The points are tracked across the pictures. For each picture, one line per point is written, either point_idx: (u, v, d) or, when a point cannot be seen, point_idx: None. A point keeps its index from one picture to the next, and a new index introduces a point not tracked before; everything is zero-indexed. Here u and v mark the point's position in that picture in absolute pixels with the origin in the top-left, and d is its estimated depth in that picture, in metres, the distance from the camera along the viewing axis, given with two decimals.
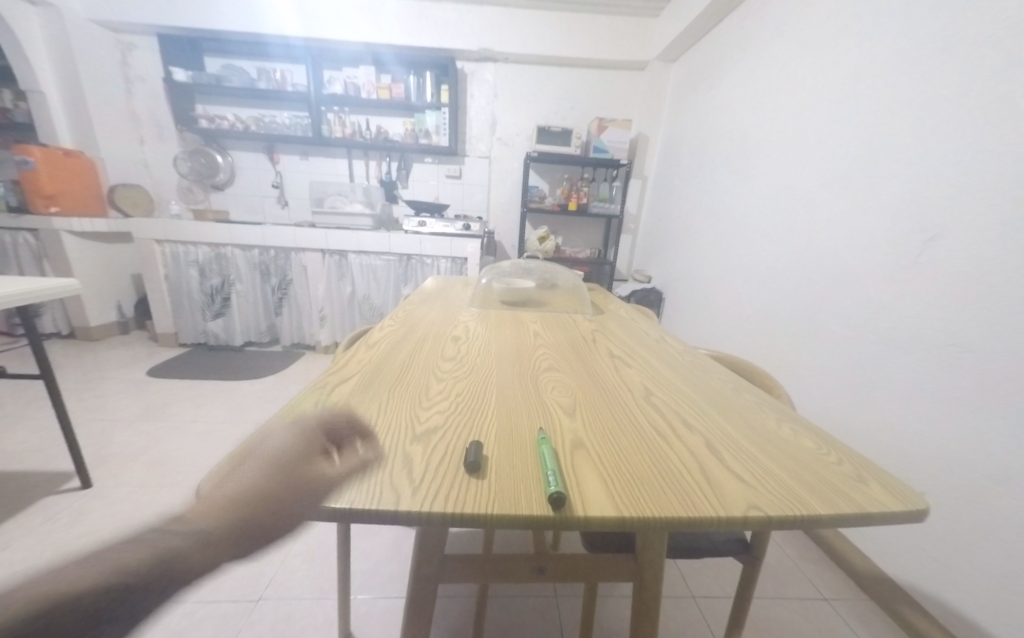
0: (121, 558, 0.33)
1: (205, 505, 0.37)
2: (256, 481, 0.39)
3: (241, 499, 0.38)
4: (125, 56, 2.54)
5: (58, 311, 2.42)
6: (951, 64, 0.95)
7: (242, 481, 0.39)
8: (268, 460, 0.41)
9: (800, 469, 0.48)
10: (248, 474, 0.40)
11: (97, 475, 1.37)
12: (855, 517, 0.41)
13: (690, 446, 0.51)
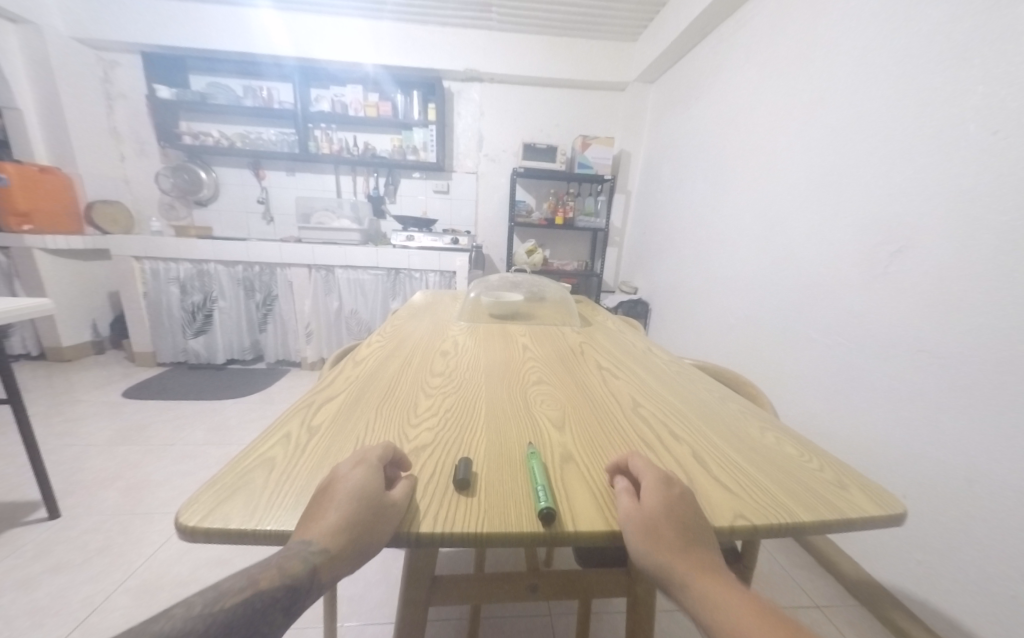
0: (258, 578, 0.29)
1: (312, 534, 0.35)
2: (355, 508, 0.38)
3: (352, 524, 0.37)
4: (107, 73, 2.53)
5: (29, 331, 2.33)
6: (909, 86, 1.01)
7: (337, 508, 0.38)
8: (352, 488, 0.40)
9: (784, 477, 0.48)
10: (340, 504, 0.38)
11: (66, 503, 1.31)
12: (838, 523, 0.42)
13: (677, 456, 0.51)
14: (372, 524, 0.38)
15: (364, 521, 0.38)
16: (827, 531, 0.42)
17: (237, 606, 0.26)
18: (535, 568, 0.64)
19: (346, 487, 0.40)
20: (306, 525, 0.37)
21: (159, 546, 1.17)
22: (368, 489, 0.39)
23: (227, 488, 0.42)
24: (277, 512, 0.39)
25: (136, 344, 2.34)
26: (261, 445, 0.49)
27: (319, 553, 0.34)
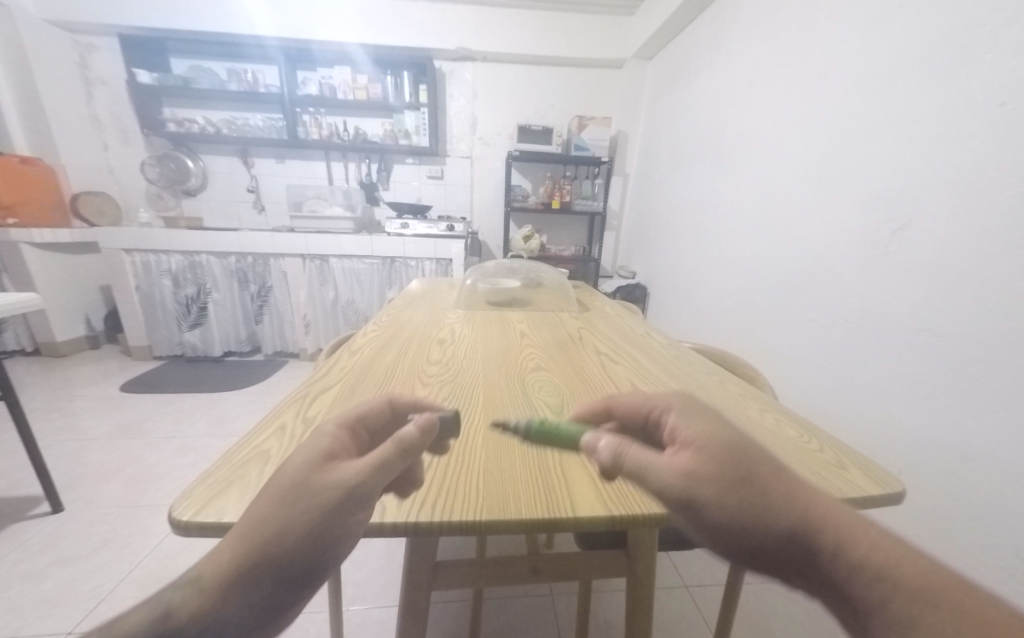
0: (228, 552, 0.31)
1: (312, 473, 0.34)
2: (307, 477, 0.34)
3: (306, 497, 0.33)
4: (84, 58, 2.44)
5: (22, 327, 2.31)
6: (914, 58, 0.98)
7: (324, 442, 0.37)
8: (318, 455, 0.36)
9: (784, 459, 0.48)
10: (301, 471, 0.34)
11: (70, 496, 1.31)
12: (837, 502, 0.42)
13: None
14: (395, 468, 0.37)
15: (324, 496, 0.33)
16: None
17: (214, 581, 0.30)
18: (535, 552, 0.64)
19: (333, 425, 0.39)
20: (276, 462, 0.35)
21: (163, 537, 1.18)
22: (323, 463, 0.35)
23: (222, 482, 0.41)
24: None
25: (131, 337, 2.32)
26: (257, 436, 0.48)
27: (341, 494, 0.34)
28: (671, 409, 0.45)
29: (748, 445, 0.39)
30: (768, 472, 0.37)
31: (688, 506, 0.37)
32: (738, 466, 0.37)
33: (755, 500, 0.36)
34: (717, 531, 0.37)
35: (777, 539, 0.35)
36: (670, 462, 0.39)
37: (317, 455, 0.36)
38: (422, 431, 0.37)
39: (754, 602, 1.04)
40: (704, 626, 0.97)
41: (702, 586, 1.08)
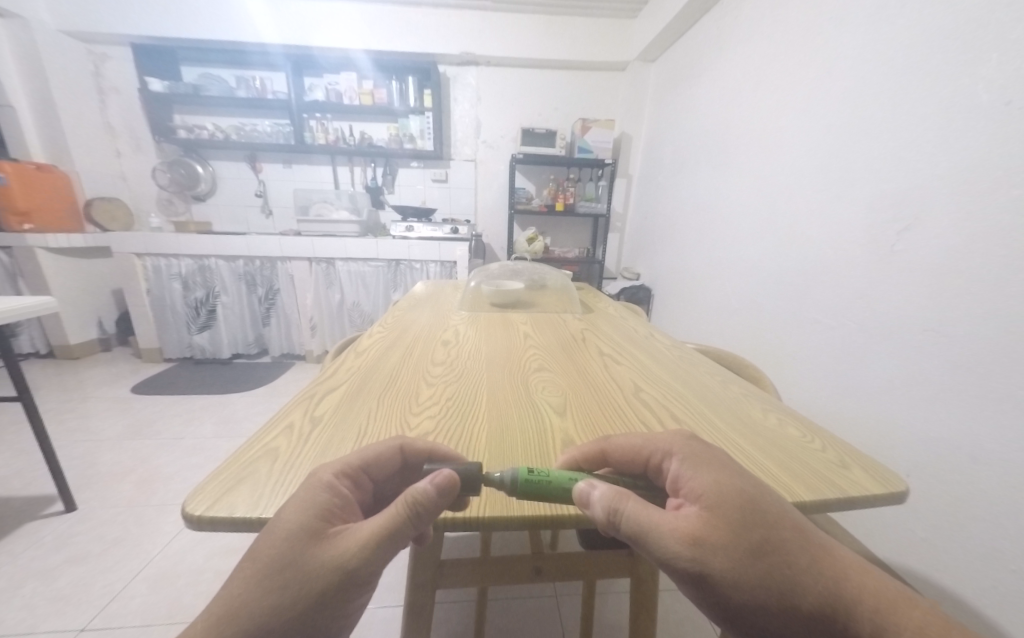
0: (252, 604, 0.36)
1: (316, 543, 0.38)
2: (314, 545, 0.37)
3: (313, 566, 0.37)
4: (98, 67, 2.50)
5: (37, 330, 2.36)
6: (919, 57, 0.98)
7: (316, 504, 0.39)
8: (320, 518, 0.39)
9: (786, 459, 0.48)
10: (307, 538, 0.37)
11: (82, 496, 1.34)
12: (841, 504, 0.42)
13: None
14: (395, 540, 0.39)
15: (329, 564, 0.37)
16: (829, 510, 0.43)
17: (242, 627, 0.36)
18: (538, 552, 0.64)
19: (330, 476, 0.41)
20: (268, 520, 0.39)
21: (173, 537, 1.20)
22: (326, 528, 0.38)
23: (232, 478, 0.42)
24: (279, 497, 0.40)
25: (142, 340, 2.36)
26: (265, 435, 0.49)
27: (335, 571, 0.37)
28: (673, 451, 0.44)
29: (767, 505, 0.39)
30: (790, 540, 0.37)
31: (701, 578, 0.37)
32: (758, 534, 0.37)
33: (778, 574, 0.36)
34: (734, 606, 0.37)
35: (800, 617, 0.36)
36: (679, 527, 0.38)
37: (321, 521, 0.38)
38: (432, 493, 0.38)
39: None
40: (709, 628, 0.96)
41: None
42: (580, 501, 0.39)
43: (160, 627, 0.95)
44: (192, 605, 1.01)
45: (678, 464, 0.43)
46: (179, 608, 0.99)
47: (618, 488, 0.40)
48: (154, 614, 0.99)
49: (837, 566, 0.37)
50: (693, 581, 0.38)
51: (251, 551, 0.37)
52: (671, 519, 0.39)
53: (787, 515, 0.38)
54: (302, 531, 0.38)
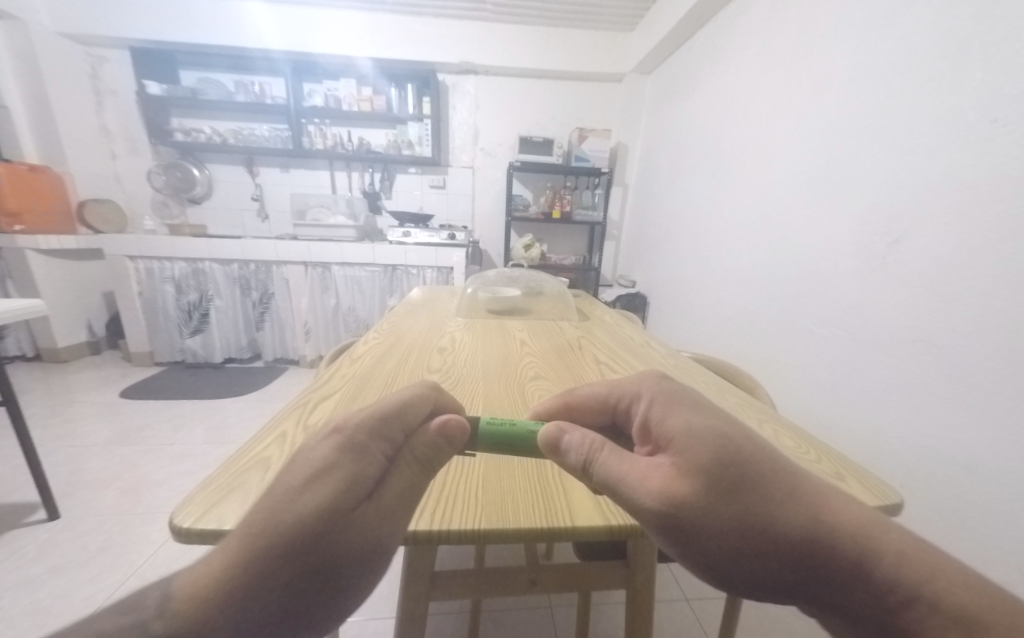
0: (246, 571, 0.29)
1: (345, 507, 0.32)
2: (335, 505, 0.32)
3: (335, 529, 0.31)
4: (96, 70, 2.50)
5: (24, 333, 2.32)
6: (907, 74, 1.01)
7: (342, 465, 0.33)
8: (346, 477, 0.33)
9: None
10: (328, 498, 0.32)
11: (66, 504, 1.30)
12: None
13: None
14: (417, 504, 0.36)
15: (353, 531, 0.32)
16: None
17: (231, 591, 0.29)
18: (534, 563, 0.64)
19: (364, 434, 0.35)
20: (284, 479, 0.32)
21: (158, 546, 1.17)
22: (349, 489, 0.32)
23: (222, 490, 0.41)
24: None
25: (132, 344, 2.33)
26: (258, 444, 0.49)
27: (361, 541, 0.32)
28: (642, 394, 0.43)
29: (739, 439, 0.36)
30: (763, 473, 0.34)
31: (674, 526, 0.35)
32: (728, 472, 0.34)
33: (754, 513, 0.34)
34: (710, 549, 0.35)
35: (783, 556, 0.34)
36: (650, 475, 0.36)
37: (346, 481, 0.33)
38: (438, 438, 0.37)
39: (755, 614, 1.02)
40: None
41: (703, 599, 1.07)
42: (550, 445, 0.40)
43: None
44: None
45: (648, 407, 0.42)
46: None
47: (594, 437, 0.39)
48: None
49: (814, 495, 0.34)
50: (667, 529, 0.35)
51: (263, 518, 0.30)
52: (640, 468, 0.37)
53: (759, 448, 0.36)
54: (327, 500, 0.31)
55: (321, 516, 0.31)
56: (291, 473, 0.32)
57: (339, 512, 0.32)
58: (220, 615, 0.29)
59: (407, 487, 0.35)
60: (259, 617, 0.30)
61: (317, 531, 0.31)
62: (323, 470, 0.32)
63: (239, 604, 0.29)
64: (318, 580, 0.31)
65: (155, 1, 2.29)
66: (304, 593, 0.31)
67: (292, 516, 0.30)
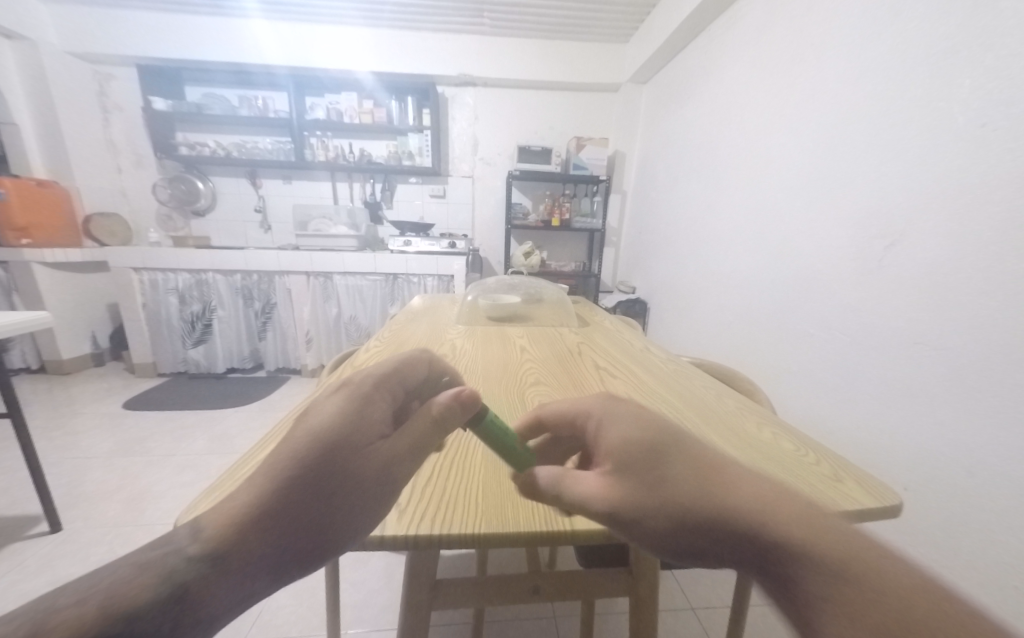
0: (271, 493, 0.31)
1: (360, 441, 0.34)
2: (348, 438, 0.34)
3: (351, 456, 0.34)
4: (103, 87, 2.54)
5: (29, 346, 2.34)
6: (899, 80, 1.02)
7: (355, 410, 0.36)
8: (358, 417, 0.35)
9: (785, 474, 0.47)
10: (342, 430, 0.34)
11: (66, 517, 1.30)
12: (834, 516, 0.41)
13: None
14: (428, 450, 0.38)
15: (367, 461, 0.34)
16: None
17: (260, 510, 0.30)
18: (537, 570, 0.64)
19: (371, 386, 0.38)
20: (301, 424, 0.34)
21: None
22: (361, 426, 0.35)
23: (227, 494, 0.42)
24: None
25: (135, 355, 2.34)
26: (261, 452, 0.49)
27: (376, 470, 0.34)
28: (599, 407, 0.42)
29: (661, 427, 0.36)
30: (681, 472, 0.32)
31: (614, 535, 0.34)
32: (640, 459, 0.34)
33: (673, 513, 0.31)
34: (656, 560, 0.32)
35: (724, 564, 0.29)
36: (584, 484, 0.36)
37: (359, 417, 0.35)
38: (452, 404, 0.38)
39: (760, 623, 1.01)
40: None
41: (707, 607, 1.06)
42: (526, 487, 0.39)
43: None
44: None
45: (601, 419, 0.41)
46: None
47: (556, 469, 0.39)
48: None
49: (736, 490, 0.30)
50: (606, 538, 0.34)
51: (287, 448, 0.32)
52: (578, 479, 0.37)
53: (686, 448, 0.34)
54: (342, 433, 0.34)
55: (338, 445, 0.33)
56: (306, 419, 0.35)
57: (355, 443, 0.34)
58: (252, 533, 0.29)
59: (418, 430, 0.37)
60: (286, 535, 0.30)
61: (336, 458, 0.33)
62: (338, 410, 0.35)
63: (266, 520, 0.30)
64: (336, 507, 0.32)
65: (159, 19, 2.34)
66: (326, 516, 0.32)
67: (312, 442, 0.32)
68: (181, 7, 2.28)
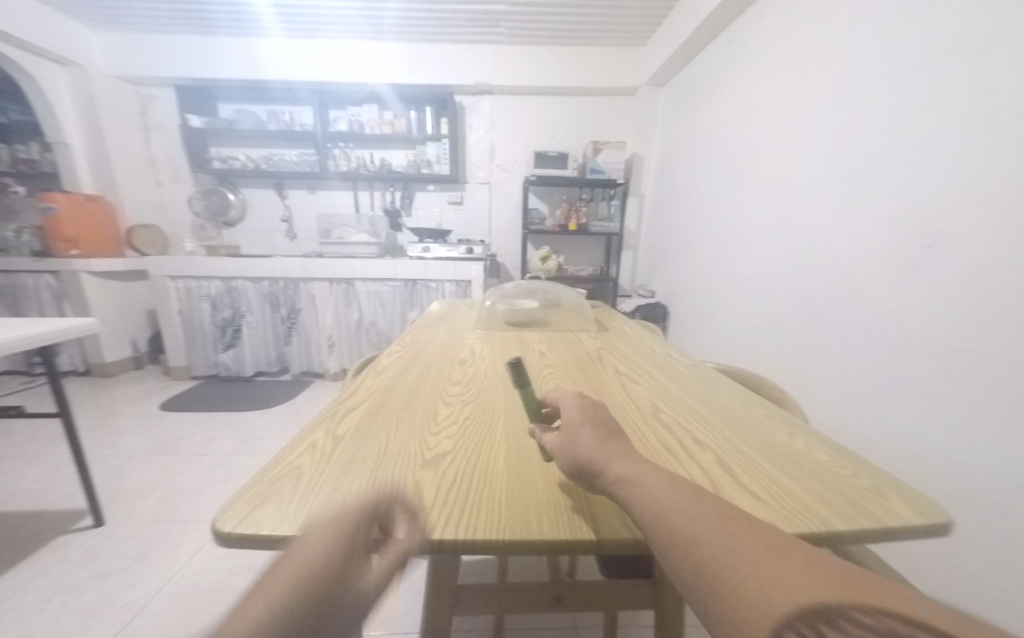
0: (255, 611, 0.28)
1: (343, 559, 0.33)
2: (332, 557, 0.33)
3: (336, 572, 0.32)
4: (144, 106, 2.69)
5: (77, 349, 2.49)
6: (935, 76, 1.00)
7: (341, 530, 0.35)
8: (343, 534, 0.35)
9: (820, 485, 0.46)
10: (325, 552, 0.33)
11: (109, 512, 1.38)
12: (876, 533, 0.40)
13: (702, 462, 0.50)
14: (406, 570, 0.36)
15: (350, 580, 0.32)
16: (866, 539, 0.40)
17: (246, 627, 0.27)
18: (559, 580, 0.64)
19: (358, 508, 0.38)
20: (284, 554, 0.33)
21: (192, 553, 1.23)
22: (345, 544, 0.34)
23: (259, 496, 0.44)
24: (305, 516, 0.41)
25: (172, 358, 2.46)
26: (291, 455, 0.52)
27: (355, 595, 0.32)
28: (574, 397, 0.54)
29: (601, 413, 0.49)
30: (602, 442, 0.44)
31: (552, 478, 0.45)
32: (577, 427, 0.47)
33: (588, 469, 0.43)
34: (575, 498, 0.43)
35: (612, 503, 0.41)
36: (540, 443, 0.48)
37: (345, 538, 0.34)
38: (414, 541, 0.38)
39: None
40: None
41: None
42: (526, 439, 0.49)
43: None
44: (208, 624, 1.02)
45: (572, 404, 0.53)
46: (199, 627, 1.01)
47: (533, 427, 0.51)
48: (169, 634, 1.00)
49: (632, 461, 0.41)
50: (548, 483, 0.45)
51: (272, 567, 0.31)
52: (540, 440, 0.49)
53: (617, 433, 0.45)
54: (326, 553, 0.33)
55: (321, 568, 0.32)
56: (293, 545, 0.34)
57: (340, 562, 0.33)
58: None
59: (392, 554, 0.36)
60: None
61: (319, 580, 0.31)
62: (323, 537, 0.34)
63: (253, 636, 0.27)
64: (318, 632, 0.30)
65: (194, 41, 2.48)
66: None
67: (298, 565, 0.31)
68: (214, 29, 2.41)
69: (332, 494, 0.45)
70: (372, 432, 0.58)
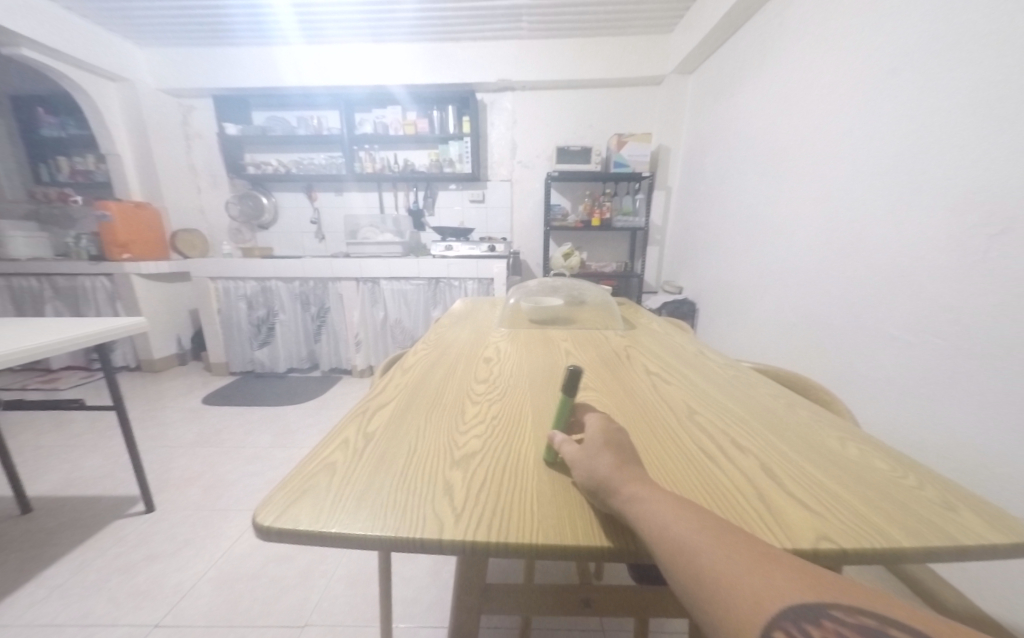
0: None
1: None
2: None
3: None
4: (185, 116, 2.84)
5: (128, 346, 2.66)
6: (1000, 49, 0.93)
7: None
8: None
9: (879, 496, 0.45)
10: None
11: (159, 499, 1.48)
12: (947, 550, 0.38)
13: (746, 469, 0.49)
14: None
15: None
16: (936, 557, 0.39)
17: None
18: (587, 584, 0.65)
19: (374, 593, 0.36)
20: None
21: (234, 541, 1.30)
22: None
23: (295, 492, 0.46)
24: (340, 514, 0.43)
25: (212, 355, 2.59)
26: (325, 451, 0.54)
27: None
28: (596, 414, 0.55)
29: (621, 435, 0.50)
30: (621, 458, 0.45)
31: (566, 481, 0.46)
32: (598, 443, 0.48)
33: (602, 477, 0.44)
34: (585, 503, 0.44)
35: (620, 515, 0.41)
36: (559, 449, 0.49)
37: None
38: None
39: None
40: None
41: None
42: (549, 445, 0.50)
43: (220, 628, 1.02)
44: (251, 609, 1.08)
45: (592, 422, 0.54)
46: (242, 611, 1.07)
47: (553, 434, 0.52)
48: (217, 616, 1.06)
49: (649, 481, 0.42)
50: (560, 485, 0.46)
51: None
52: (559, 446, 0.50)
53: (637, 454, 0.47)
54: None
55: None
56: None
57: None
58: None
59: None
60: None
61: None
62: None
63: None
64: None
65: (228, 51, 2.59)
66: None
67: None
68: (247, 39, 2.51)
69: (364, 492, 0.47)
70: (402, 430, 0.59)
